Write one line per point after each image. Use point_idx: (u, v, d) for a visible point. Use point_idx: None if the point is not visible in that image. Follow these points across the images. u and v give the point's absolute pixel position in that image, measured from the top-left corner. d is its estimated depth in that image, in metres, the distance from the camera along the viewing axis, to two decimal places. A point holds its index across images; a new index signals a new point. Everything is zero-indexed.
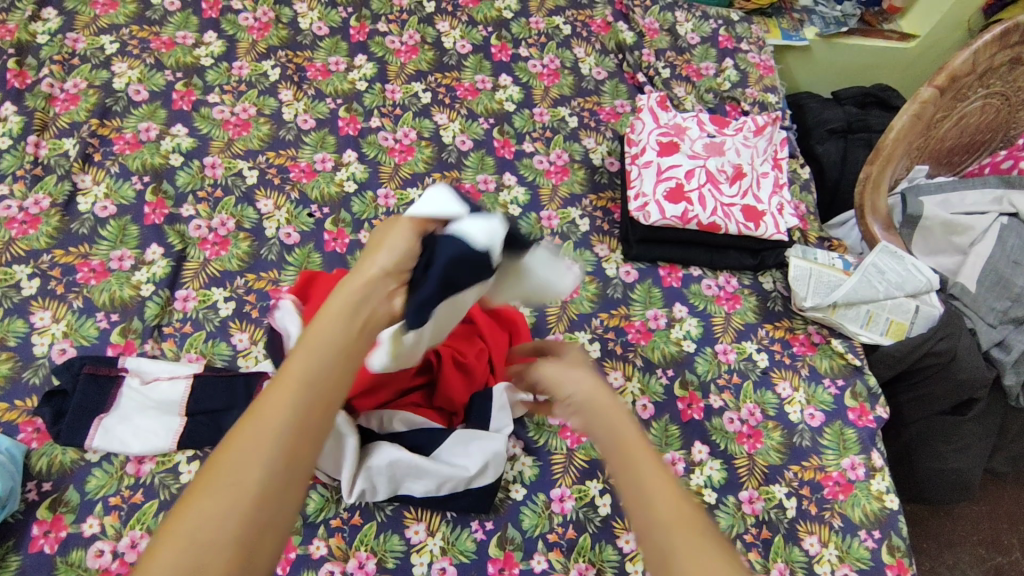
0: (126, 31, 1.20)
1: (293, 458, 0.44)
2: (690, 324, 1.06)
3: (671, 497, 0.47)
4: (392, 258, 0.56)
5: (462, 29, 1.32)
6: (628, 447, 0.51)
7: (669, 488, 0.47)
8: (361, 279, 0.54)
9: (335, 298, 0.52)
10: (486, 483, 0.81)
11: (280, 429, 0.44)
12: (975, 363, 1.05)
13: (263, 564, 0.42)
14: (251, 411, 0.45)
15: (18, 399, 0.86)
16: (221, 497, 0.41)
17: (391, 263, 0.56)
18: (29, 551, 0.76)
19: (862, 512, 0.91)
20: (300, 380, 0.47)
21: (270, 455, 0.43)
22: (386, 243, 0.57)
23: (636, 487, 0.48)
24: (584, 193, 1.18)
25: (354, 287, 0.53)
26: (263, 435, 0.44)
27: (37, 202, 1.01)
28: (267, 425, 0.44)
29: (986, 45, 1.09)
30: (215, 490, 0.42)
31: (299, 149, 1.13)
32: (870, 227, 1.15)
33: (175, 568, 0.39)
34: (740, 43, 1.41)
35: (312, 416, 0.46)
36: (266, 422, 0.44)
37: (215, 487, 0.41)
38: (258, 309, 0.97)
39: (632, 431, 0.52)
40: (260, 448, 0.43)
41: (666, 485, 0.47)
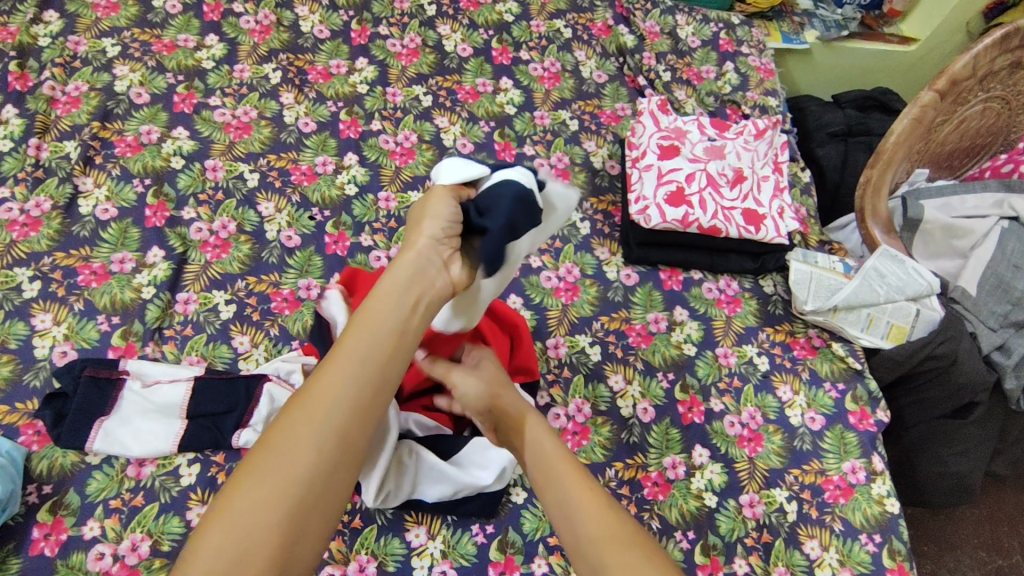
0: (127, 34, 1.20)
1: (336, 444, 0.52)
2: (690, 328, 1.06)
3: (593, 514, 0.60)
4: (439, 227, 0.65)
5: (463, 32, 1.33)
6: (554, 476, 0.64)
7: (593, 506, 0.61)
8: (408, 268, 0.61)
9: (385, 283, 0.60)
10: (497, 491, 0.82)
11: (324, 420, 0.51)
12: (976, 367, 1.05)
13: (301, 547, 0.48)
14: (300, 400, 0.52)
15: (18, 401, 0.86)
16: (269, 483, 0.48)
17: (432, 241, 0.64)
18: (29, 554, 0.76)
19: (863, 516, 0.91)
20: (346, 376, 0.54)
21: (313, 448, 0.50)
22: (432, 215, 0.65)
23: (563, 509, 0.61)
24: (584, 196, 1.18)
25: (401, 271, 0.61)
26: (311, 427, 0.51)
27: (38, 205, 1.01)
28: (314, 419, 0.51)
29: (986, 49, 1.10)
30: (264, 477, 0.49)
31: (299, 152, 1.13)
32: (870, 231, 1.15)
33: (227, 546, 0.45)
34: (741, 47, 1.41)
35: (356, 406, 0.53)
36: (313, 416, 0.51)
37: (264, 472, 0.49)
38: (259, 312, 0.97)
39: (558, 463, 0.65)
40: (305, 438, 0.50)
41: (589, 503, 0.61)
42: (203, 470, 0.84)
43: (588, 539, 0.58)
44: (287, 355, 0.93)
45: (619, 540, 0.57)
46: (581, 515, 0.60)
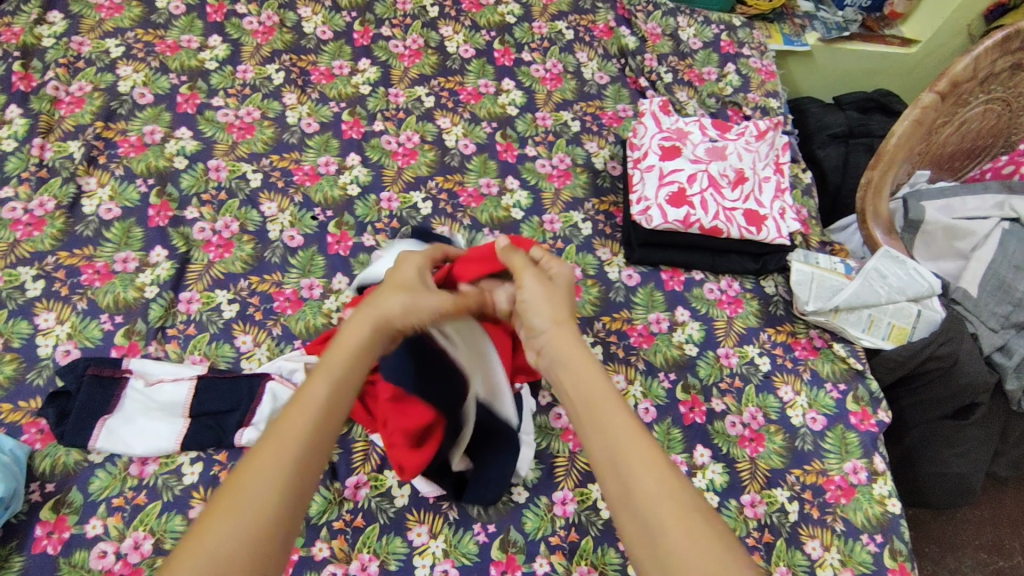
0: (131, 35, 1.21)
1: (308, 469, 0.52)
2: (691, 328, 1.06)
3: (649, 468, 0.53)
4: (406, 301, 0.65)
5: (465, 33, 1.33)
6: (598, 410, 0.59)
7: (647, 456, 0.54)
8: (373, 321, 0.63)
9: (343, 337, 0.61)
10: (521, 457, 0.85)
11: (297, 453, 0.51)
12: (977, 368, 1.05)
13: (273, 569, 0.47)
14: (267, 437, 0.52)
15: (21, 400, 0.86)
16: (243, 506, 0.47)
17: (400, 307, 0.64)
18: (31, 552, 0.76)
19: (864, 516, 0.91)
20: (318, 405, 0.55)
21: (285, 475, 0.50)
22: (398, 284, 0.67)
23: (613, 459, 0.55)
24: (586, 197, 1.18)
25: (368, 322, 0.63)
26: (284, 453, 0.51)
27: (41, 204, 1.01)
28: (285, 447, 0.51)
29: (987, 51, 1.10)
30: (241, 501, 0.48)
31: (302, 152, 1.13)
32: (871, 232, 1.16)
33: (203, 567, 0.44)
34: (742, 48, 1.42)
35: (322, 438, 0.54)
36: (284, 444, 0.51)
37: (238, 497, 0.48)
38: (261, 312, 0.97)
39: (611, 402, 0.59)
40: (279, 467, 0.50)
41: (645, 455, 0.54)
42: (205, 469, 0.84)
43: (643, 498, 0.52)
44: (291, 354, 0.94)
45: (676, 503, 0.52)
46: (637, 471, 0.53)
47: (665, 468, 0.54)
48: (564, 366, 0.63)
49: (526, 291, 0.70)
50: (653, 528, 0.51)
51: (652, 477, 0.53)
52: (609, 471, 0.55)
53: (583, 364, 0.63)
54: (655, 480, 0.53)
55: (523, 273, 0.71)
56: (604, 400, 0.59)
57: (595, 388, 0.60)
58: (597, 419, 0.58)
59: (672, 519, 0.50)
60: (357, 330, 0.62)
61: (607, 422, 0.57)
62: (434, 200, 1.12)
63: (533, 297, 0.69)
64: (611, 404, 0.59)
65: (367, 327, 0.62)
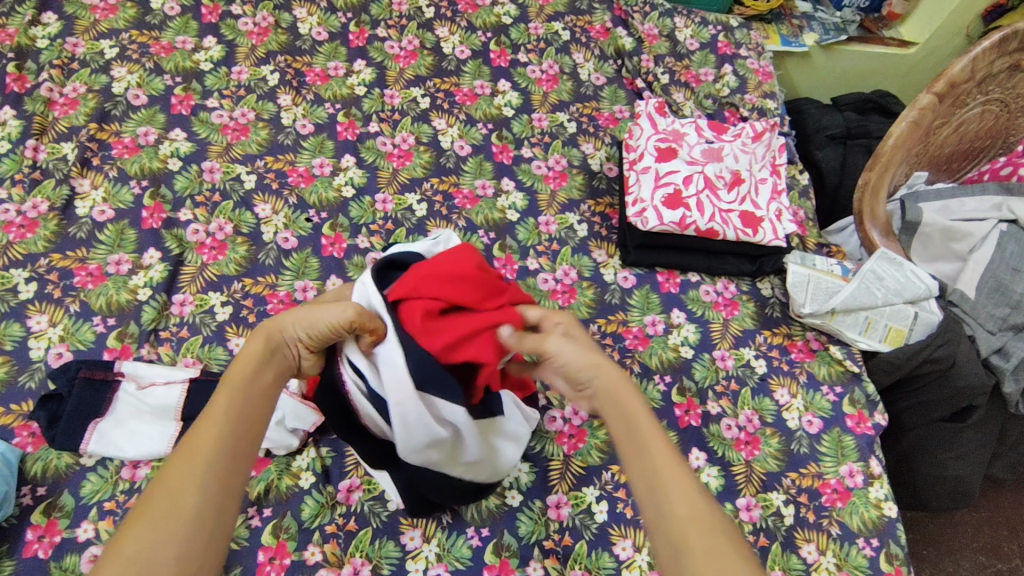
0: (125, 36, 1.20)
1: (228, 466, 0.51)
2: (687, 331, 1.05)
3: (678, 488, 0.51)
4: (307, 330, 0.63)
5: (461, 34, 1.33)
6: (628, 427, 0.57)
7: (684, 486, 0.52)
8: (267, 339, 0.61)
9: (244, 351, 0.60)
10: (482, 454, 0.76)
11: (213, 463, 0.50)
12: (975, 370, 1.05)
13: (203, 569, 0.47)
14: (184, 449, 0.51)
15: (14, 403, 0.86)
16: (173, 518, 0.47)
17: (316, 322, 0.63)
18: (23, 556, 0.76)
19: (860, 519, 0.90)
20: (222, 408, 0.54)
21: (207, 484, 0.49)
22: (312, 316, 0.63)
23: (649, 485, 0.52)
24: (582, 199, 1.18)
25: (263, 337, 0.61)
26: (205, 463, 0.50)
27: (35, 206, 1.01)
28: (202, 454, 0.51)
29: (985, 52, 1.09)
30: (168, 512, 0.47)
31: (297, 153, 1.13)
32: (869, 234, 1.16)
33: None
34: (739, 49, 1.41)
35: (240, 434, 0.54)
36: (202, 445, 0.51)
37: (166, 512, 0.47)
38: (255, 314, 0.97)
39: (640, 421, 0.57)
40: (202, 468, 0.50)
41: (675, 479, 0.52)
42: None
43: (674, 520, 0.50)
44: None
45: (708, 529, 0.49)
46: (670, 493, 0.51)
47: (700, 496, 0.51)
48: (606, 395, 0.60)
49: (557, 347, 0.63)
50: (680, 549, 0.49)
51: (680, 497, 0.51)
52: (645, 498, 0.53)
53: (630, 396, 0.59)
54: (687, 504, 0.50)
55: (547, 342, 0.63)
56: (643, 424, 0.56)
57: (625, 408, 0.58)
58: (636, 443, 0.55)
59: (699, 543, 0.48)
60: (251, 348, 0.60)
61: (641, 445, 0.55)
62: (429, 202, 1.11)
63: (563, 352, 0.62)
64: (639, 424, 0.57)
65: (260, 343, 0.61)
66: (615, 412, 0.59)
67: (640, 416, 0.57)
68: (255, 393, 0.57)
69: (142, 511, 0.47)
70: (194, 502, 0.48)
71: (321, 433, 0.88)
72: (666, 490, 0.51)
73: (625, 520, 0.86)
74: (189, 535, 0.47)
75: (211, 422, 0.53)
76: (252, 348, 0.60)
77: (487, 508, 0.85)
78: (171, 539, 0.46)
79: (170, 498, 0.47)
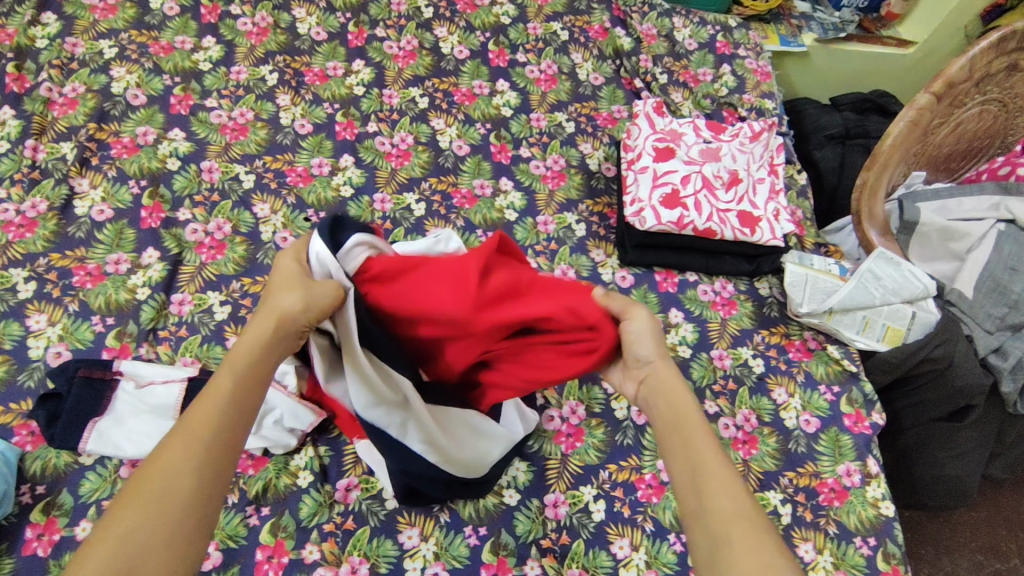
0: (124, 36, 1.20)
1: (219, 457, 0.50)
2: (685, 330, 1.06)
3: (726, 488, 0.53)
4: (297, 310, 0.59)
5: (460, 34, 1.33)
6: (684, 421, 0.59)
7: (729, 483, 0.53)
8: (275, 321, 0.58)
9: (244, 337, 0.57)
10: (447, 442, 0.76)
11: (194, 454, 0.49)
12: (973, 370, 1.04)
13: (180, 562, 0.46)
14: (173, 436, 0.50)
15: (13, 402, 0.86)
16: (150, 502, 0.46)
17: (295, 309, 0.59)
18: (22, 554, 0.76)
19: (858, 519, 0.91)
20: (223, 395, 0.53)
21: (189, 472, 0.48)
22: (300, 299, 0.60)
23: (694, 477, 0.55)
24: (580, 199, 1.18)
25: (272, 319, 0.58)
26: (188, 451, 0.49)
27: (34, 206, 1.01)
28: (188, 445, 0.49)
29: (983, 52, 1.09)
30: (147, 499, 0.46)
31: (296, 153, 1.13)
32: (866, 234, 1.16)
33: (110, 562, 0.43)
34: (738, 49, 1.41)
35: (236, 424, 0.53)
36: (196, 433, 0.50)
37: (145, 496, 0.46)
38: (253, 313, 0.97)
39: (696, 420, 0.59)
40: (192, 458, 0.49)
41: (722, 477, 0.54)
42: None
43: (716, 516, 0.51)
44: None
45: (748, 524, 0.50)
46: (713, 488, 0.53)
47: (746, 495, 0.53)
48: (658, 390, 0.63)
49: (633, 322, 0.65)
50: (720, 542, 0.50)
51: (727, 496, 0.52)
52: (688, 489, 0.55)
53: (682, 395, 0.61)
54: (732, 501, 0.52)
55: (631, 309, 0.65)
56: (693, 421, 0.58)
57: (683, 406, 0.60)
58: (684, 439, 0.57)
59: (740, 537, 0.50)
60: (257, 330, 0.58)
61: (689, 442, 0.57)
62: (427, 202, 1.12)
63: (632, 331, 0.65)
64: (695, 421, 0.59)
65: (268, 325, 0.58)
66: (667, 406, 0.61)
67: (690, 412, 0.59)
68: (257, 380, 0.56)
69: (131, 494, 0.47)
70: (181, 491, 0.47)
71: (319, 432, 0.88)
72: (710, 485, 0.53)
73: (622, 519, 0.86)
74: (171, 526, 0.46)
75: (208, 408, 0.52)
76: (259, 328, 0.58)
77: (485, 507, 0.85)
78: (156, 529, 0.45)
79: (160, 486, 0.47)
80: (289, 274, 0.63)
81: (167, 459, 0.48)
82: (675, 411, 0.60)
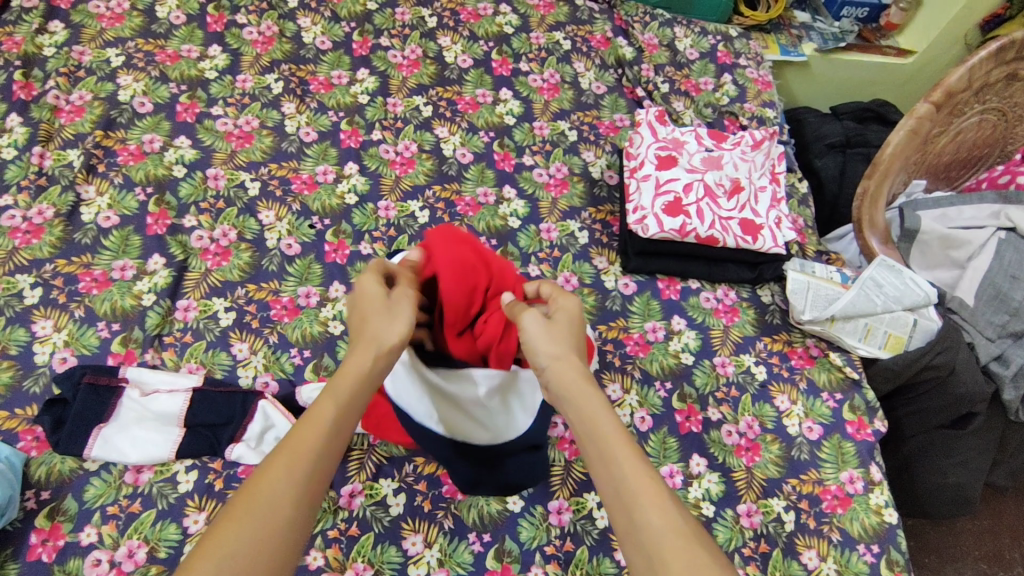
0: (131, 44, 1.22)
1: (320, 482, 0.55)
2: (688, 337, 1.06)
3: (655, 503, 0.54)
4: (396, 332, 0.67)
5: (464, 44, 1.34)
6: (604, 440, 0.59)
7: (656, 494, 0.54)
8: (374, 349, 0.65)
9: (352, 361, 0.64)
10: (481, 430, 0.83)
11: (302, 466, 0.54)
12: (974, 377, 1.05)
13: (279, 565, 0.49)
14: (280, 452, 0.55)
15: (18, 408, 0.86)
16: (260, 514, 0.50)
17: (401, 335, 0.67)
18: (27, 560, 0.76)
19: (861, 526, 0.91)
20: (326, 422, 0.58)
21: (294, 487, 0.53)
22: (394, 315, 0.69)
23: (621, 496, 0.55)
24: (583, 207, 1.19)
25: (372, 350, 0.65)
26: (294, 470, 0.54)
27: (40, 212, 1.02)
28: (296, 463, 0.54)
29: (982, 62, 1.10)
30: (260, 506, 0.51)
31: (301, 161, 1.14)
32: (868, 242, 1.16)
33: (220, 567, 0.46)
34: (739, 59, 1.43)
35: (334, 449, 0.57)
36: (300, 456, 0.55)
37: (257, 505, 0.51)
38: (258, 320, 0.97)
39: (617, 436, 0.59)
40: (295, 480, 0.53)
41: (651, 492, 0.54)
42: (200, 477, 0.84)
43: (649, 530, 0.52)
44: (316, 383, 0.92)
45: (681, 535, 0.51)
46: (643, 505, 0.54)
47: (671, 506, 0.54)
48: (570, 404, 0.64)
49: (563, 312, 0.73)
50: (657, 556, 0.51)
51: (656, 511, 0.53)
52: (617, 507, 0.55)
53: (594, 404, 0.63)
54: (661, 516, 0.53)
55: (565, 297, 0.75)
56: (609, 434, 0.60)
57: (602, 425, 0.60)
58: (604, 456, 0.58)
59: (678, 551, 0.50)
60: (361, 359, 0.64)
61: (612, 458, 0.58)
62: (431, 209, 1.12)
63: (531, 334, 0.69)
64: (614, 435, 0.59)
65: (370, 356, 0.65)
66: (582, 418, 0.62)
67: (606, 425, 0.60)
68: (355, 403, 0.61)
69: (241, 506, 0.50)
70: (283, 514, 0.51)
71: None
72: (640, 502, 0.54)
73: None
74: (278, 549, 0.50)
75: (309, 437, 0.56)
76: (361, 356, 0.64)
77: (488, 513, 0.85)
78: (260, 550, 0.49)
79: (261, 513, 0.50)
80: (375, 294, 0.70)
81: (268, 484, 0.52)
82: (599, 433, 0.60)
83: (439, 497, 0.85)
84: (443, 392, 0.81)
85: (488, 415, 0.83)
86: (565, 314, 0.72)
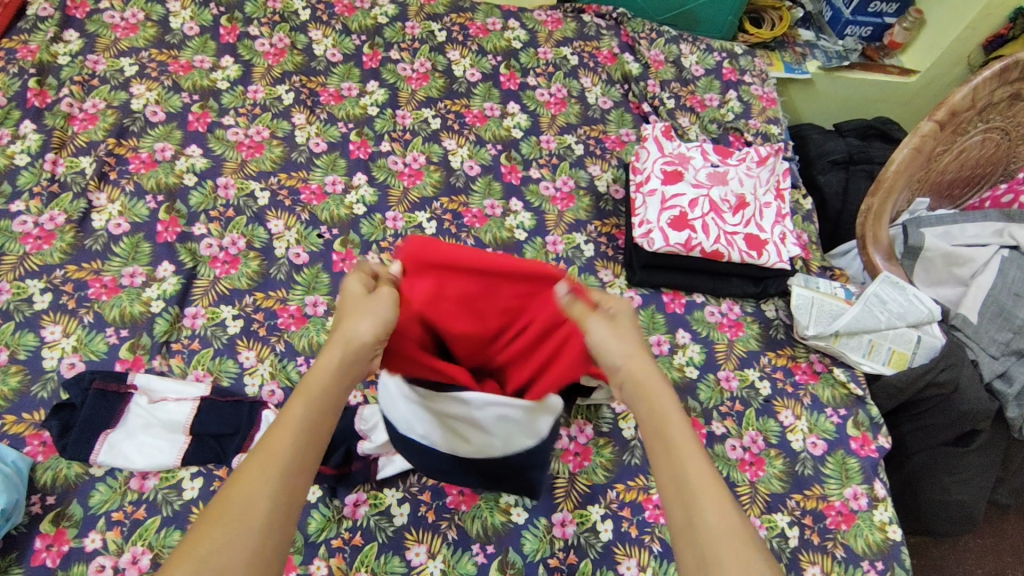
0: (145, 55, 1.23)
1: (298, 483, 0.51)
2: (692, 351, 1.07)
3: (715, 503, 0.52)
4: (372, 324, 0.61)
5: (472, 58, 1.36)
6: (669, 436, 0.57)
7: (713, 492, 0.53)
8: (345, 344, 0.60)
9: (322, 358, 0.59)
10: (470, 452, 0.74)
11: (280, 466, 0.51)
12: (978, 395, 1.05)
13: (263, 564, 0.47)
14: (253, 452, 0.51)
15: (26, 412, 0.87)
16: (235, 516, 0.47)
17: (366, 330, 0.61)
18: (30, 565, 0.76)
19: (865, 543, 0.90)
20: (298, 418, 0.54)
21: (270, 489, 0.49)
22: (359, 310, 0.62)
23: (682, 490, 0.54)
24: (589, 219, 1.19)
25: (341, 346, 0.60)
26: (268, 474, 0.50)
27: (52, 218, 1.03)
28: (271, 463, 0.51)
29: (985, 81, 1.11)
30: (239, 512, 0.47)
31: (310, 171, 1.15)
32: (870, 258, 1.18)
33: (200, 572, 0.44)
34: (744, 76, 1.44)
35: (312, 447, 0.54)
36: (275, 457, 0.51)
37: (231, 508, 0.47)
38: (266, 328, 0.98)
39: (681, 428, 0.57)
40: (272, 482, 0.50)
41: (712, 490, 0.53)
42: (205, 484, 0.84)
43: (704, 530, 0.51)
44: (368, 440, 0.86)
45: (738, 539, 0.50)
46: (703, 502, 0.52)
47: (730, 508, 0.52)
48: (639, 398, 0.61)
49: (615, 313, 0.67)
50: (709, 555, 0.49)
51: (714, 511, 0.52)
52: (676, 499, 0.53)
53: (665, 397, 0.60)
54: (719, 516, 0.51)
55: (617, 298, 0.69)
56: (676, 429, 0.57)
57: (667, 418, 0.58)
58: (668, 447, 0.57)
59: (729, 552, 0.49)
60: (329, 356, 0.60)
61: (680, 450, 0.56)
62: (438, 220, 1.13)
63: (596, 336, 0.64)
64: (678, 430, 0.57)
65: (340, 348, 0.60)
66: (648, 410, 0.60)
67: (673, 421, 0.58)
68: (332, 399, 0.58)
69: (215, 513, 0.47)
70: (263, 507, 0.48)
71: (343, 478, 0.86)
72: (699, 496, 0.52)
73: (630, 539, 0.86)
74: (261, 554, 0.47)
75: (283, 435, 0.53)
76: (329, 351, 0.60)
77: (492, 525, 0.85)
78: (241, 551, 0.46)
79: (237, 518, 0.47)
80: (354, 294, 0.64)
81: (241, 492, 0.48)
82: (661, 424, 0.58)
83: (443, 508, 0.85)
84: (429, 408, 0.72)
85: (480, 439, 0.73)
86: (626, 317, 0.67)
